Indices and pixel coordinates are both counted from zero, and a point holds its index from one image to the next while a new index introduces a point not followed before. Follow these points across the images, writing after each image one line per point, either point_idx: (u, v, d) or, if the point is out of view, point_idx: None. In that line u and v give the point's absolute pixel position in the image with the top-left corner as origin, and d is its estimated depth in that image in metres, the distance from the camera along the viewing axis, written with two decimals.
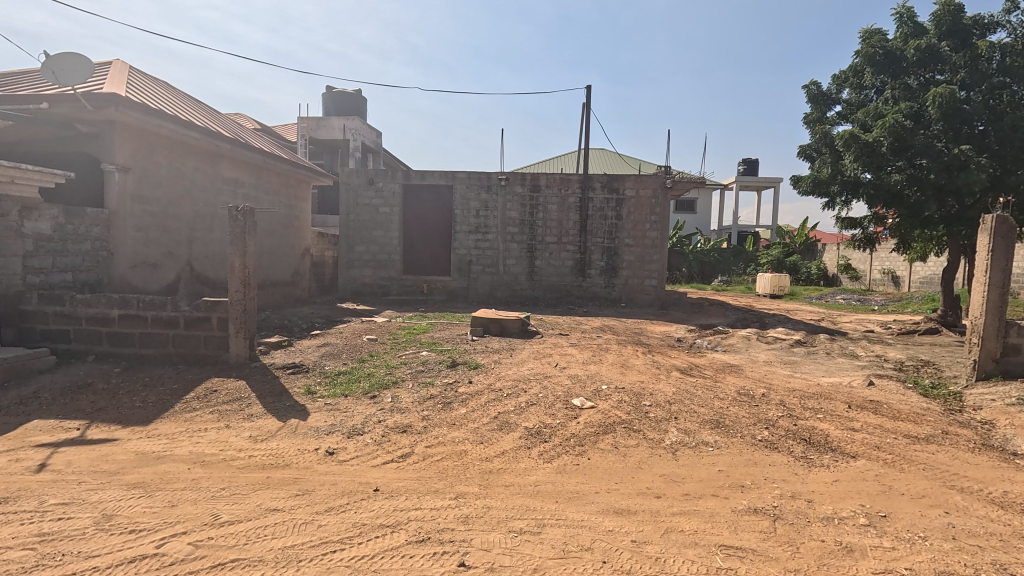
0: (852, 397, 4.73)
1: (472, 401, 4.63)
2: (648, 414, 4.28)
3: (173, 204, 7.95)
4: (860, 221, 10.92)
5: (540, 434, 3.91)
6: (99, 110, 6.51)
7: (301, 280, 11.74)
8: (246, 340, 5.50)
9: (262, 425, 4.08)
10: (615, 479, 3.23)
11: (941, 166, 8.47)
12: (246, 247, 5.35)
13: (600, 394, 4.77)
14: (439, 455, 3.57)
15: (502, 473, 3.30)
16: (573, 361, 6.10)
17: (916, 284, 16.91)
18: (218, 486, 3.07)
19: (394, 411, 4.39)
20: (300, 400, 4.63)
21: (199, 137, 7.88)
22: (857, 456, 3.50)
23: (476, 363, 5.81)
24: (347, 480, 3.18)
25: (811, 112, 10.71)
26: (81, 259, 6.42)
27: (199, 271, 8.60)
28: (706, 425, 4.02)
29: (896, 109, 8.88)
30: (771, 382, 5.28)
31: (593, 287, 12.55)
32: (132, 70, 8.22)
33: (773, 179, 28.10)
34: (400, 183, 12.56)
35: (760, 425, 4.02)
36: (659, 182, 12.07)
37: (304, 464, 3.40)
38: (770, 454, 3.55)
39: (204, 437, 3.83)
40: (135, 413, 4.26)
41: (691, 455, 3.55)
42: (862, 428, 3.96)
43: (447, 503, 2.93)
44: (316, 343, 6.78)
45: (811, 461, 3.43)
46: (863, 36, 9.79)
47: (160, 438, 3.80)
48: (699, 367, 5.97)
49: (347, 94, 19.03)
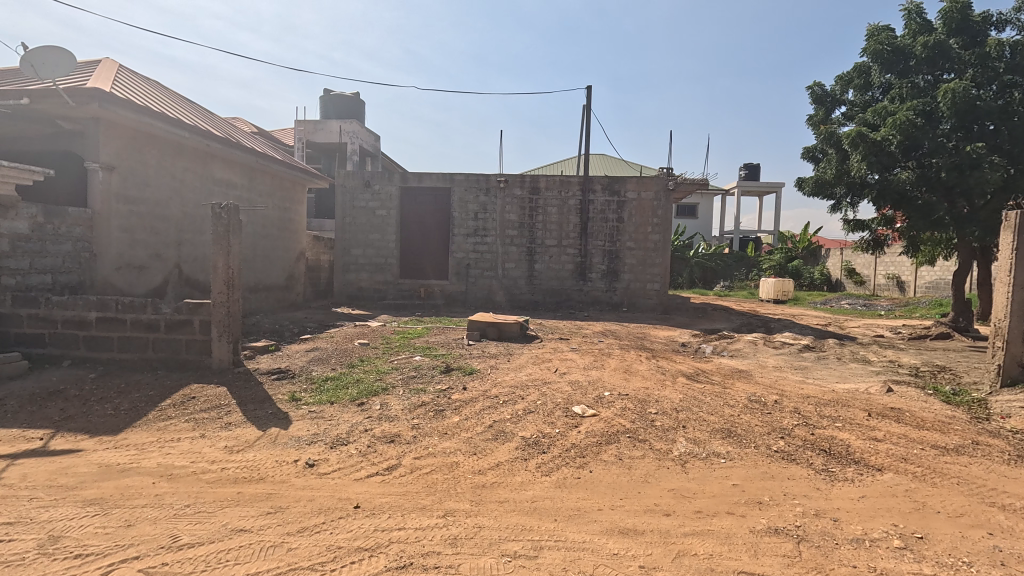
0: (871, 405, 4.42)
1: (466, 408, 4.34)
2: (654, 422, 3.99)
3: (160, 204, 7.71)
4: (867, 223, 10.70)
5: (539, 445, 3.62)
6: (82, 106, 6.26)
7: (295, 284, 11.51)
8: (229, 344, 5.24)
9: (240, 435, 3.79)
10: (619, 495, 2.94)
11: (952, 165, 8.22)
12: (229, 247, 5.11)
13: (603, 402, 4.48)
14: (428, 467, 3.29)
15: (497, 488, 3.02)
16: (573, 367, 5.80)
17: (922, 289, 16.61)
18: (181, 504, 2.77)
19: (383, 419, 4.10)
20: (284, 408, 4.35)
21: (187, 135, 7.64)
22: (883, 469, 3.22)
23: (471, 369, 5.53)
24: (325, 496, 2.90)
25: (816, 113, 10.48)
26: (62, 259, 6.18)
27: (188, 273, 8.35)
28: (717, 435, 3.73)
29: (905, 108, 8.67)
30: (782, 389, 4.99)
31: (594, 291, 12.30)
32: (120, 68, 8.01)
33: (775, 184, 27.99)
34: (397, 186, 12.35)
35: (775, 435, 3.73)
36: (661, 184, 11.86)
37: (280, 478, 3.11)
38: (788, 466, 3.26)
39: (175, 448, 3.55)
40: (104, 421, 3.98)
41: (702, 468, 3.25)
42: (886, 438, 3.67)
43: (434, 523, 2.64)
44: (305, 347, 6.50)
45: (834, 475, 3.14)
46: (870, 34, 9.58)
47: (128, 449, 3.51)
48: (706, 373, 5.67)
49: (345, 97, 18.96)
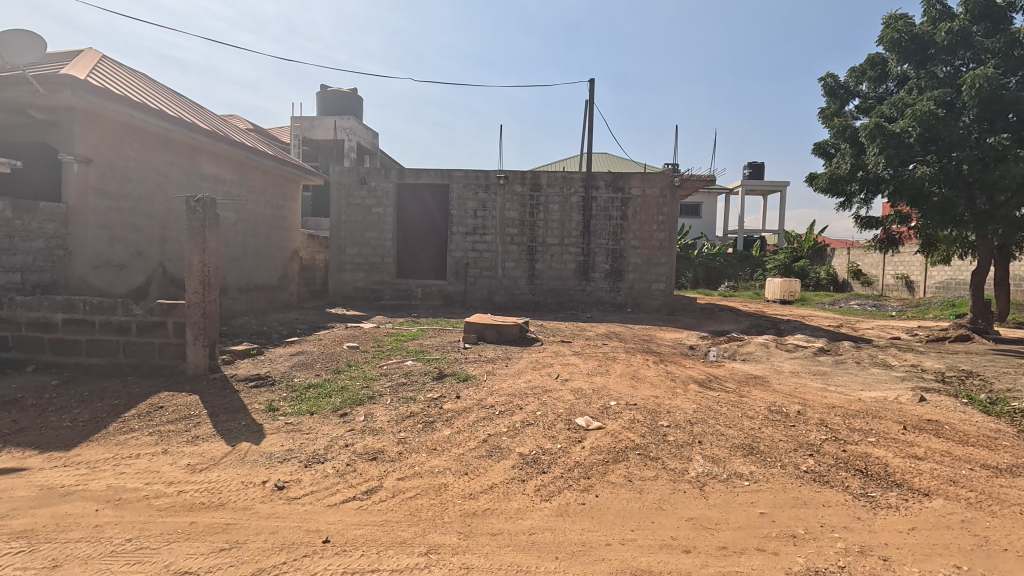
0: (905, 416, 4.01)
1: (458, 420, 3.95)
2: (666, 437, 3.58)
3: (143, 200, 7.34)
4: (880, 220, 10.31)
5: (538, 463, 3.23)
6: (54, 94, 5.87)
7: (288, 284, 11.15)
8: (205, 348, 4.86)
9: (206, 451, 3.42)
10: (631, 525, 2.55)
11: (975, 158, 7.75)
12: (205, 243, 4.73)
13: (609, 413, 4.08)
14: (413, 491, 2.90)
15: (491, 516, 2.63)
16: (576, 373, 5.41)
17: (932, 289, 16.17)
18: (121, 539, 2.39)
19: (366, 433, 3.71)
20: (259, 419, 3.96)
21: (169, 127, 7.25)
22: (931, 494, 2.82)
23: (466, 375, 5.14)
24: (292, 528, 2.51)
25: (828, 106, 10.05)
26: (33, 257, 5.82)
27: (173, 273, 7.97)
28: (738, 452, 3.33)
29: (925, 98, 8.23)
30: (804, 397, 4.58)
31: (597, 291, 11.90)
32: (104, 58, 7.67)
33: (779, 184, 27.56)
34: (394, 182, 11.97)
35: (803, 452, 3.33)
36: (667, 180, 11.46)
37: (242, 504, 2.73)
38: (821, 491, 2.86)
39: (131, 467, 3.17)
40: (58, 435, 3.60)
41: (722, 491, 2.86)
42: (928, 456, 3.27)
43: (415, 562, 2.25)
44: (290, 351, 6.11)
45: (876, 502, 2.74)
46: (887, 22, 9.17)
47: (78, 468, 3.13)
48: (719, 379, 5.26)
49: (343, 93, 18.60)
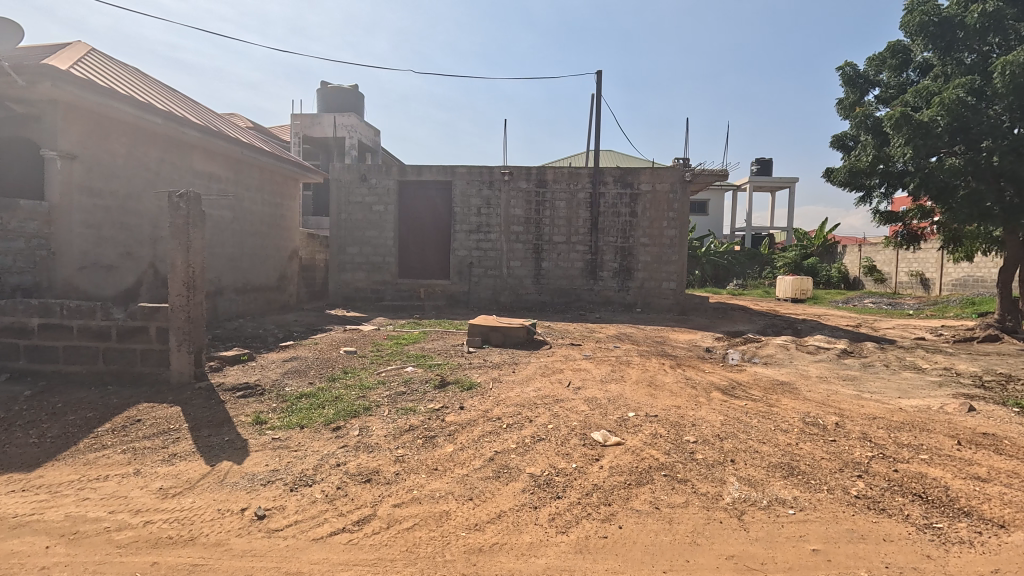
0: (957, 429, 3.62)
1: (462, 435, 3.59)
2: (695, 455, 3.21)
3: (132, 198, 7.03)
4: (902, 215, 9.85)
5: (552, 486, 2.87)
6: (33, 86, 5.53)
7: (287, 285, 10.84)
8: (191, 355, 4.52)
9: (183, 471, 3.08)
10: (662, 566, 2.19)
11: (1009, 148, 7.33)
12: (189, 241, 4.39)
13: (627, 426, 3.71)
14: (410, 521, 2.53)
15: (499, 554, 2.28)
16: (589, 379, 5.04)
17: (949, 287, 15.69)
18: None
19: (360, 449, 3.36)
20: (244, 434, 3.62)
21: (158, 120, 6.89)
22: (1007, 525, 2.44)
23: (470, 384, 4.75)
24: (268, 570, 2.17)
25: (847, 97, 9.62)
26: (12, 258, 5.51)
27: (165, 273, 7.67)
28: (777, 473, 2.95)
29: (953, 85, 7.79)
30: (839, 406, 4.21)
31: (604, 291, 11.53)
32: (91, 51, 7.34)
33: (789, 179, 26.92)
34: (396, 180, 11.63)
35: (850, 473, 2.95)
36: (678, 175, 11.05)
37: (213, 538, 2.38)
38: (879, 521, 2.48)
39: (97, 491, 2.83)
40: (20, 454, 3.26)
41: (764, 522, 2.50)
42: (993, 477, 2.89)
43: None
44: (283, 357, 5.76)
45: (945, 536, 2.36)
46: (911, 6, 8.75)
47: (35, 493, 2.80)
48: (743, 386, 4.87)
49: (342, 91, 18.33)
